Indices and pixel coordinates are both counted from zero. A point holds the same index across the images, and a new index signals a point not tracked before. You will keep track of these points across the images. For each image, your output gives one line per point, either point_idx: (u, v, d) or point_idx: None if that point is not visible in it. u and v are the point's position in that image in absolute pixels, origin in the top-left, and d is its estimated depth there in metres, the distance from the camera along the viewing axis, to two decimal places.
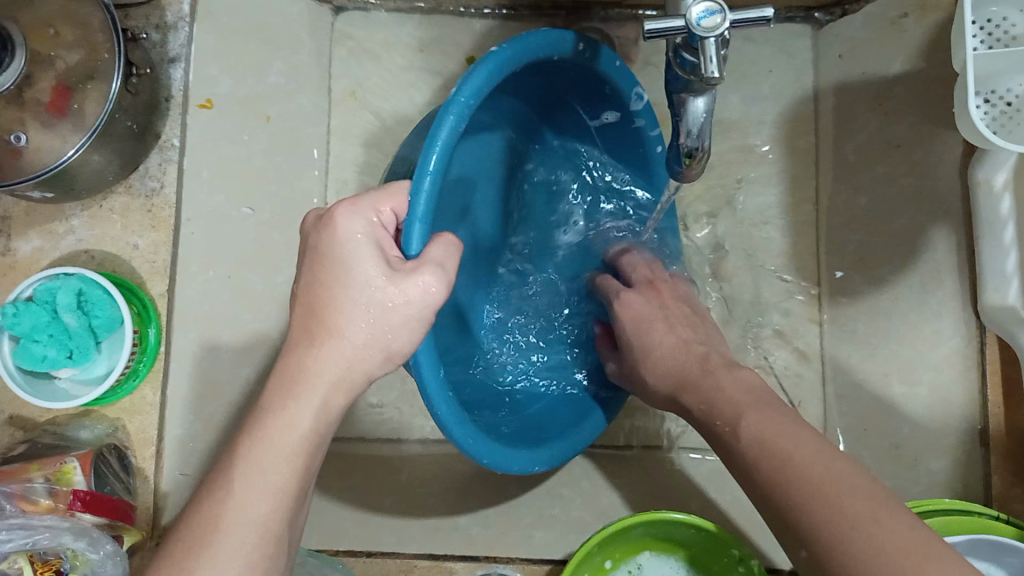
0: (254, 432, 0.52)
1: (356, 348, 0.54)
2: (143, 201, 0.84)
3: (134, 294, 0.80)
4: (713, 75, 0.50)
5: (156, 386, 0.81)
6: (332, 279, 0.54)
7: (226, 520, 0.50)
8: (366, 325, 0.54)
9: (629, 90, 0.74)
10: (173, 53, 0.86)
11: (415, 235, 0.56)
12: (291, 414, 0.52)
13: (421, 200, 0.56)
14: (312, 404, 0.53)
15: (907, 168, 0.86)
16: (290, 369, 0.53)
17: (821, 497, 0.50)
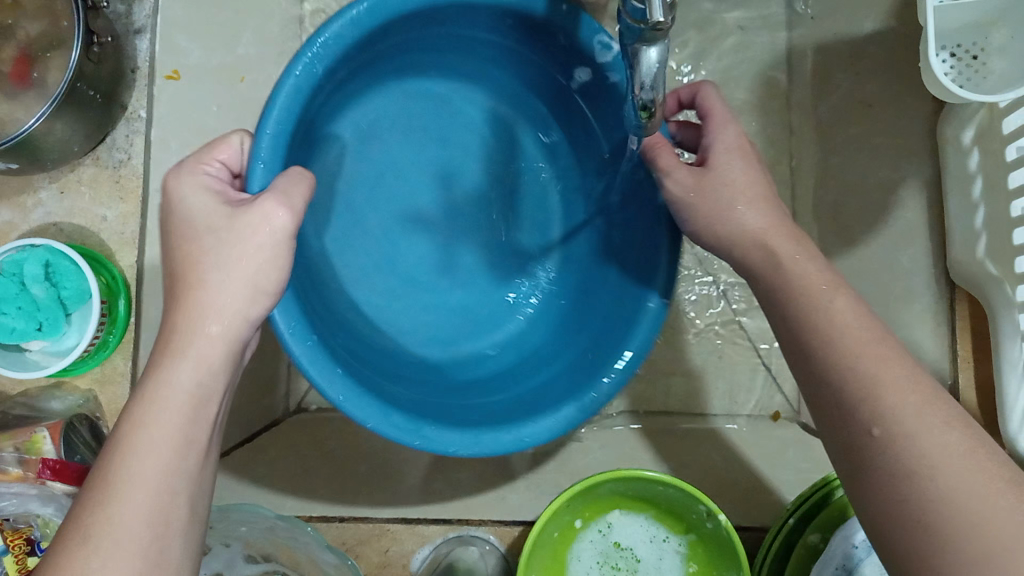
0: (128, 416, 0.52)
1: (190, 363, 0.53)
2: (111, 172, 0.85)
3: (103, 267, 0.80)
4: (659, 19, 0.50)
5: (127, 357, 0.81)
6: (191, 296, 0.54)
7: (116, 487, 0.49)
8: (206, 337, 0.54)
9: (587, 36, 0.68)
10: (138, 24, 0.88)
11: (257, 175, 0.60)
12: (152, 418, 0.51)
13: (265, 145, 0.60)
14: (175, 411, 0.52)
15: (880, 128, 0.88)
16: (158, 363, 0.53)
17: (920, 436, 0.49)
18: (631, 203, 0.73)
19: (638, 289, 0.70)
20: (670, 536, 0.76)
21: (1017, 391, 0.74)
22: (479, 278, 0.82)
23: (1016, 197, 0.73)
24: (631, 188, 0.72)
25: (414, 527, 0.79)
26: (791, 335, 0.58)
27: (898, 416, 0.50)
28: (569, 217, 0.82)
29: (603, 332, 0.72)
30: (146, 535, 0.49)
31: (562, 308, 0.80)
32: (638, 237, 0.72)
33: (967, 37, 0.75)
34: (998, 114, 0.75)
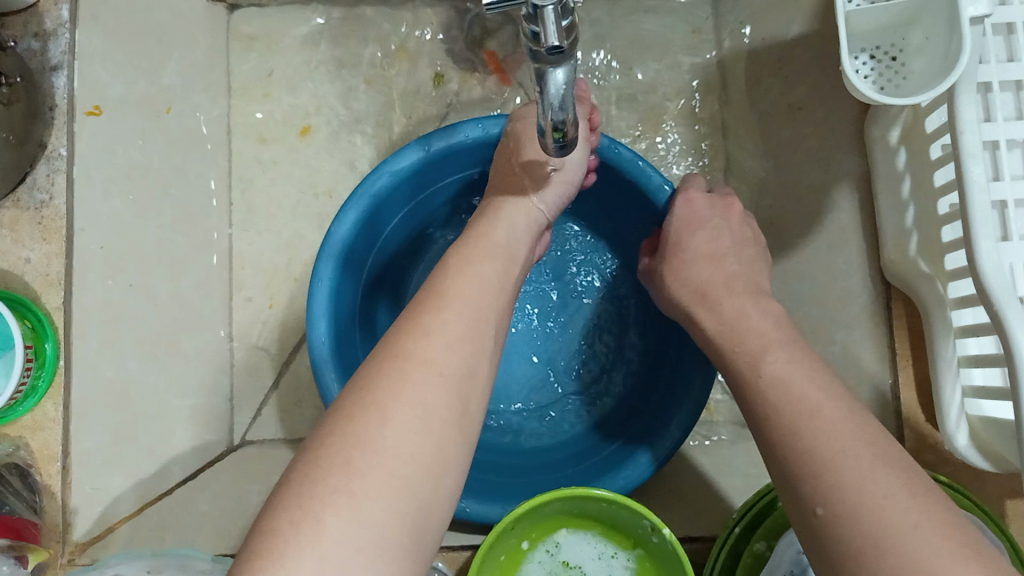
0: (374, 379, 0.46)
1: (429, 376, 0.46)
2: (32, 213, 0.83)
3: (26, 310, 0.78)
4: (555, 44, 0.49)
5: (57, 401, 0.80)
6: (418, 323, 0.50)
7: (362, 467, 0.42)
8: (442, 348, 0.49)
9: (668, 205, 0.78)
10: (55, 61, 0.86)
11: (376, 180, 0.75)
12: (406, 385, 0.46)
13: (395, 163, 0.76)
14: (421, 384, 0.46)
15: (811, 129, 0.90)
16: (394, 349, 0.48)
17: (873, 499, 0.45)
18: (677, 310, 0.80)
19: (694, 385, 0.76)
20: (618, 552, 0.75)
21: (953, 388, 0.74)
22: (543, 348, 0.90)
23: (941, 195, 0.73)
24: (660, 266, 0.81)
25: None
26: (738, 388, 0.60)
27: (824, 467, 0.49)
28: (606, 369, 0.89)
29: (647, 424, 0.80)
30: (364, 543, 0.40)
31: (597, 382, 0.89)
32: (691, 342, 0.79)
33: (885, 39, 0.76)
34: (920, 115, 0.75)
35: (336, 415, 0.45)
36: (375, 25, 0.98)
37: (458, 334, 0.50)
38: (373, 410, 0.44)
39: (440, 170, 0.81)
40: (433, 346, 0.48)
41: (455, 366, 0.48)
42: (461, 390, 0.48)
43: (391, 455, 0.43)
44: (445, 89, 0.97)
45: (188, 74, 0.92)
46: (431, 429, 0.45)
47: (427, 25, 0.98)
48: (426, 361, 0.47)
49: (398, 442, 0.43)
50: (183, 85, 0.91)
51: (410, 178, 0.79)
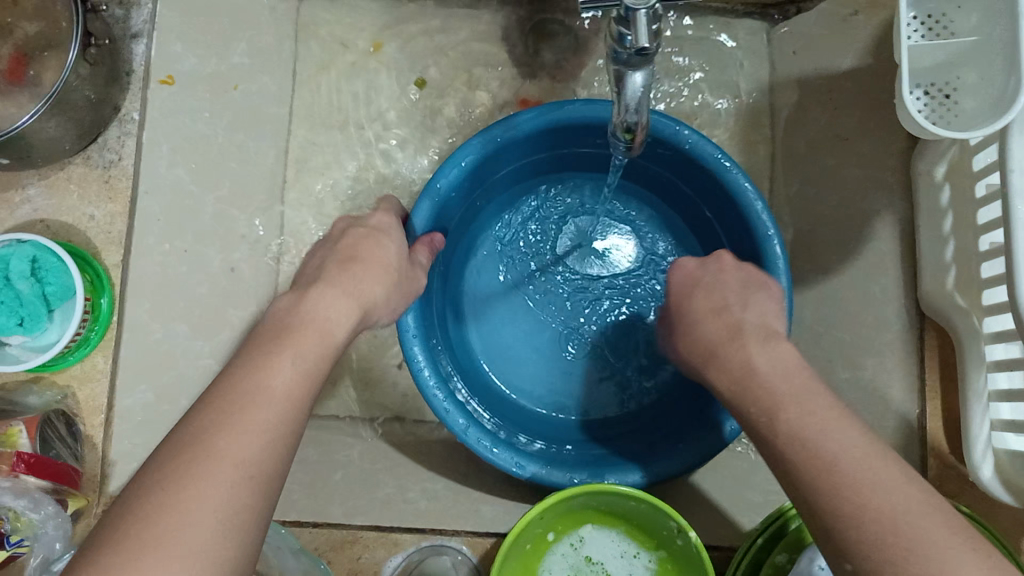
0: (218, 398, 0.45)
1: (263, 398, 0.46)
2: (100, 172, 0.85)
3: (87, 264, 0.81)
4: (643, 47, 0.52)
5: (107, 354, 0.82)
6: (261, 346, 0.49)
7: (189, 483, 0.41)
8: (281, 369, 0.48)
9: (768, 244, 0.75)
10: (135, 29, 0.89)
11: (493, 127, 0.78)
12: (245, 404, 0.45)
13: (518, 117, 0.78)
14: (254, 403, 0.45)
15: (856, 160, 0.91)
16: (235, 369, 0.48)
17: (888, 519, 0.44)
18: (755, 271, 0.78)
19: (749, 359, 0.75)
20: (640, 552, 0.77)
21: (981, 421, 0.76)
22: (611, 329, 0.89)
23: (983, 231, 0.75)
24: (738, 240, 0.80)
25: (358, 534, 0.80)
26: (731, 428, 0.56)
27: (838, 519, 0.45)
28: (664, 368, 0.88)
29: (698, 415, 0.79)
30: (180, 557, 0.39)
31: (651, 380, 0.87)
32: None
33: (940, 76, 0.78)
34: (970, 151, 0.77)
35: (177, 431, 0.44)
36: (436, 21, 1.01)
37: (282, 379, 0.47)
38: (200, 428, 0.44)
39: (555, 136, 0.82)
40: (273, 365, 0.48)
41: (267, 418, 0.45)
42: (271, 446, 0.45)
43: (216, 471, 0.42)
44: (500, 92, 1.00)
45: (256, 55, 0.94)
46: (255, 443, 0.44)
47: (487, 28, 1.01)
48: (261, 382, 0.46)
49: (224, 458, 0.42)
50: (252, 66, 0.93)
51: (525, 135, 0.80)
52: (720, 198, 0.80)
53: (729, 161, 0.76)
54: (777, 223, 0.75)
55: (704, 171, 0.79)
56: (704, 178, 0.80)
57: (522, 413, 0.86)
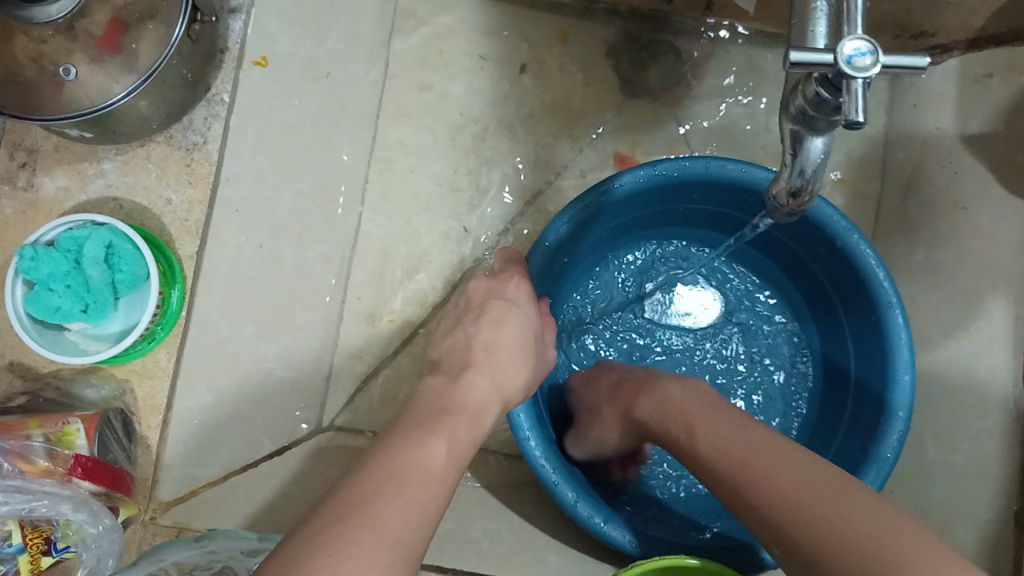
0: (380, 470, 0.46)
1: (420, 480, 0.47)
2: (183, 154, 0.80)
3: (161, 253, 0.75)
4: (853, 120, 0.47)
5: (171, 351, 0.77)
6: (421, 426, 0.51)
7: (347, 553, 0.40)
8: (431, 454, 0.49)
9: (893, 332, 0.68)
10: (234, 5, 0.85)
11: (625, 176, 0.71)
12: (407, 487, 0.46)
13: (646, 169, 0.72)
14: (417, 489, 0.46)
15: (972, 230, 0.85)
16: (389, 448, 0.49)
17: None
18: (873, 342, 0.71)
19: (873, 425, 0.69)
20: None
21: None
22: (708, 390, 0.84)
23: None
24: (855, 305, 0.73)
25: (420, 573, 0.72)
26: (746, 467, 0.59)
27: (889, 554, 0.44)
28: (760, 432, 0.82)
29: None
30: None
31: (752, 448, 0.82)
32: (874, 369, 0.71)
33: None
34: None
35: (340, 496, 0.44)
36: (539, 26, 0.95)
37: (436, 461, 0.49)
38: (362, 498, 0.44)
39: (682, 191, 0.77)
40: (431, 453, 0.49)
41: (419, 498, 0.46)
42: (422, 522, 0.45)
43: (375, 547, 0.41)
44: (601, 109, 0.95)
45: (352, 42, 0.89)
46: (408, 519, 0.44)
47: (596, 41, 0.96)
48: (421, 466, 0.47)
49: (377, 536, 0.42)
50: (347, 54, 0.88)
51: (651, 186, 0.73)
52: (842, 271, 0.73)
53: (850, 224, 0.70)
54: (899, 292, 0.68)
55: (827, 242, 0.72)
56: (825, 247, 0.73)
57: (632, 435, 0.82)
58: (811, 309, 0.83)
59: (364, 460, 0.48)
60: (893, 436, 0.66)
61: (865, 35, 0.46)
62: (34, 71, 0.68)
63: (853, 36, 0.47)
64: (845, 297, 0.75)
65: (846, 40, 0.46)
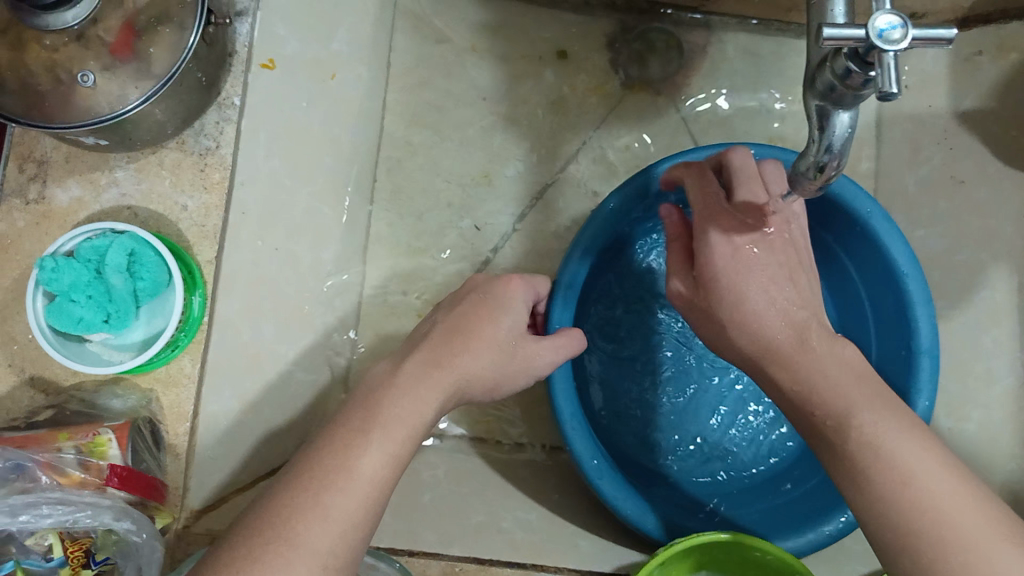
0: (313, 479, 0.46)
1: (346, 495, 0.45)
2: (196, 158, 0.80)
3: (180, 259, 0.74)
4: (889, 92, 0.47)
5: (196, 357, 0.76)
6: (361, 424, 0.50)
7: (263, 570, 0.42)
8: (367, 461, 0.47)
9: (894, 247, 0.71)
10: (240, 7, 0.84)
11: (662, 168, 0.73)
12: (325, 502, 0.45)
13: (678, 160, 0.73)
14: (343, 501, 0.45)
15: (971, 206, 0.89)
16: (314, 460, 0.47)
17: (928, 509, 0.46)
18: (878, 262, 0.73)
19: (902, 342, 0.71)
20: None
21: None
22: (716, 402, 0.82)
23: None
24: (859, 246, 0.75)
25: (457, 567, 0.73)
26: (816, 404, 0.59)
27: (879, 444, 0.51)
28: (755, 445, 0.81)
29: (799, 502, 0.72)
30: None
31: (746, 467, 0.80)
32: (894, 322, 0.73)
33: None
34: None
35: (261, 515, 0.45)
36: (538, 20, 0.96)
37: (366, 470, 0.47)
38: (284, 519, 0.44)
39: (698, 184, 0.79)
40: (363, 459, 0.47)
41: (345, 507, 0.45)
42: (346, 541, 0.44)
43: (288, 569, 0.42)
44: (602, 99, 0.96)
45: (356, 43, 0.89)
46: (326, 539, 0.44)
47: (595, 34, 0.97)
48: (348, 477, 0.46)
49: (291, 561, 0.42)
50: (350, 52, 0.88)
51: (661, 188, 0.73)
52: (829, 214, 0.77)
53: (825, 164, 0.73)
54: (878, 204, 0.72)
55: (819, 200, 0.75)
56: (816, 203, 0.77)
57: (644, 436, 0.81)
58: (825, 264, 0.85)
59: (289, 476, 0.47)
60: (927, 329, 0.69)
61: (895, 9, 0.47)
62: (48, 81, 0.67)
63: (885, 11, 0.48)
64: (855, 253, 0.76)
65: (876, 15, 0.47)
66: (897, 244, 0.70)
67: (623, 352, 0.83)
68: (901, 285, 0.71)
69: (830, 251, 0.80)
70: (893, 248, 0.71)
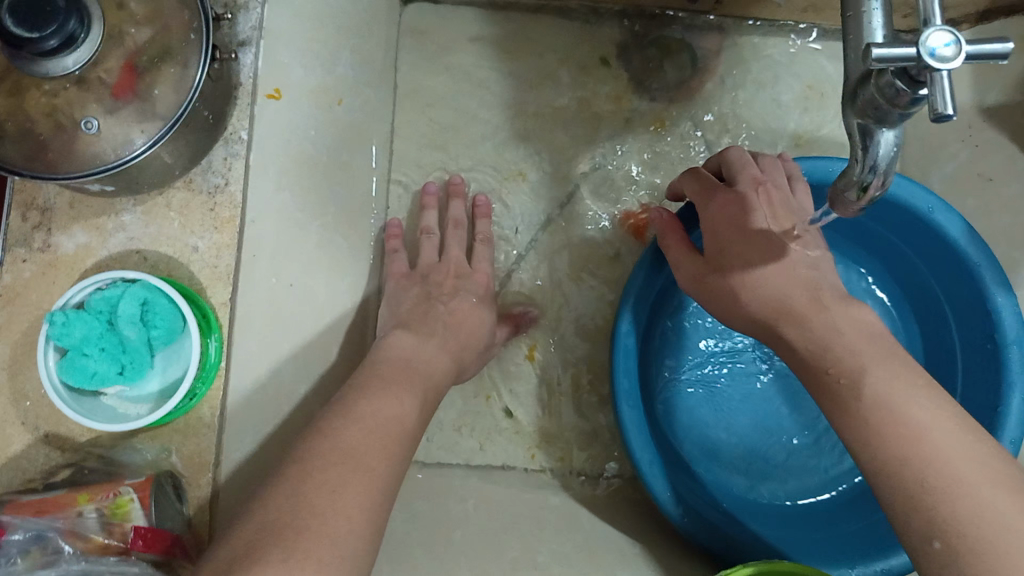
0: (339, 426, 0.59)
1: (373, 422, 0.60)
2: (205, 198, 0.74)
3: (194, 303, 0.71)
4: (943, 113, 0.45)
5: (215, 405, 0.72)
6: (384, 369, 0.70)
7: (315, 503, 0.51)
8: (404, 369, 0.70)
9: (971, 251, 0.76)
10: (243, 36, 0.76)
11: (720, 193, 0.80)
12: (350, 437, 0.58)
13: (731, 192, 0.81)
14: (363, 436, 0.58)
15: (1000, 203, 0.86)
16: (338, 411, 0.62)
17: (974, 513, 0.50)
18: (934, 261, 0.83)
19: (987, 333, 0.77)
20: None
21: None
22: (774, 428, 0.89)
23: None
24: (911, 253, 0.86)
25: None
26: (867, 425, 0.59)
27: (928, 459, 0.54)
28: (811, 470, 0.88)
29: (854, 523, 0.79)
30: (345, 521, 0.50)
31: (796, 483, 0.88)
32: (975, 316, 0.78)
33: None
34: None
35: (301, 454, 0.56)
36: (546, 33, 0.96)
37: (385, 413, 0.62)
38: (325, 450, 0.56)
39: None
40: (374, 400, 0.64)
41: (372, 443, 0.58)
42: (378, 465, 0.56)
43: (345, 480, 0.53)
44: (610, 112, 0.96)
45: (361, 66, 0.88)
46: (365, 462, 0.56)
47: (604, 43, 0.96)
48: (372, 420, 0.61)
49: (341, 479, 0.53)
50: (357, 77, 0.88)
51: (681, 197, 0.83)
52: (911, 223, 0.81)
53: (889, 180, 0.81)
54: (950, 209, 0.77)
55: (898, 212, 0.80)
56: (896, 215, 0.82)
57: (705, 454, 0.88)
58: (898, 270, 0.90)
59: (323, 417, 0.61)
60: (1010, 317, 0.74)
61: (947, 25, 0.44)
62: (48, 126, 0.64)
63: (936, 27, 0.45)
64: (925, 258, 0.84)
65: (928, 32, 0.44)
66: (974, 248, 0.76)
67: (687, 374, 0.90)
68: (962, 282, 0.79)
69: (907, 260, 0.87)
70: (970, 252, 0.76)
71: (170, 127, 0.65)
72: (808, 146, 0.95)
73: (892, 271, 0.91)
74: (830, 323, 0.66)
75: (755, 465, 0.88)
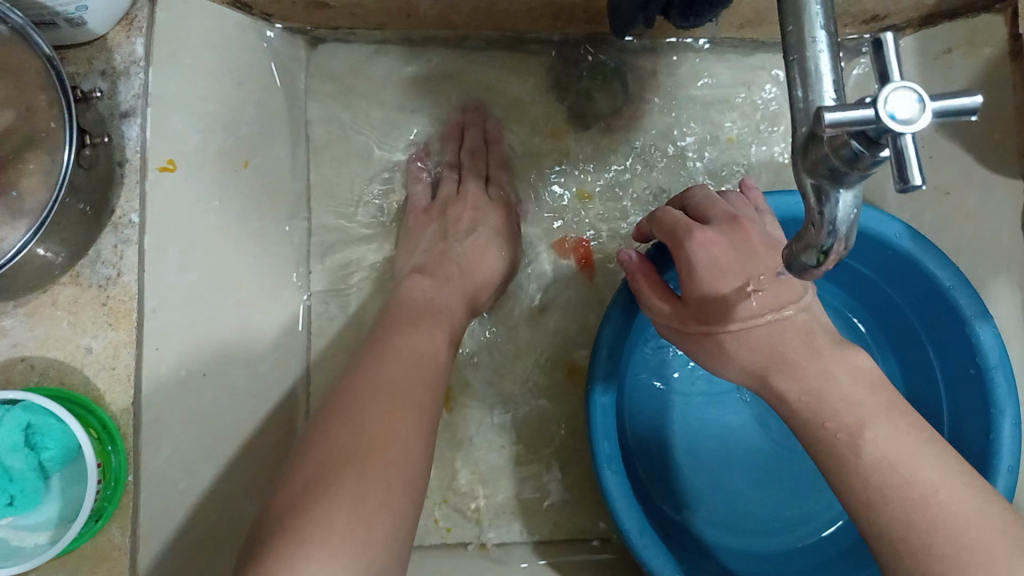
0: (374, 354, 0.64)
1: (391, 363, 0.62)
2: (96, 291, 0.66)
3: (91, 415, 0.63)
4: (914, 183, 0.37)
5: (125, 525, 0.63)
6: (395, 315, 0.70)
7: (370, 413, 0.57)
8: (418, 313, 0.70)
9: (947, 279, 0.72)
10: (126, 106, 0.67)
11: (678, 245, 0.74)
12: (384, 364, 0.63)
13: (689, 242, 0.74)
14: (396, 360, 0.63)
15: (960, 216, 0.81)
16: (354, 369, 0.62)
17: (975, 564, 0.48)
18: (904, 288, 0.78)
19: (968, 360, 0.73)
20: None
21: None
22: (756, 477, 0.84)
23: None
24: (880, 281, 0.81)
25: None
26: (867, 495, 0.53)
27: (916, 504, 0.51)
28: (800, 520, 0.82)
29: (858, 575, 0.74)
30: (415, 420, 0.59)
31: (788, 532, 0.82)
32: (954, 343, 0.74)
33: None
34: None
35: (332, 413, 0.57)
36: (469, 68, 0.90)
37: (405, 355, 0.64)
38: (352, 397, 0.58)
39: None
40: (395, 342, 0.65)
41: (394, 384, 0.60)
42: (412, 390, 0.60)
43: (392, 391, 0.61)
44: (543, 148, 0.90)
45: (267, 121, 0.82)
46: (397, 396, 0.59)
47: (529, 74, 0.91)
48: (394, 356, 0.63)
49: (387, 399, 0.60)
50: (261, 135, 0.81)
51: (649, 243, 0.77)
52: (881, 252, 0.76)
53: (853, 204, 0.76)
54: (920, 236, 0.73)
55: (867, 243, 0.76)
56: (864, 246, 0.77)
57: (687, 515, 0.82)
58: (866, 300, 0.85)
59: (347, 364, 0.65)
60: (990, 345, 0.70)
61: (906, 80, 0.37)
62: None
63: (895, 82, 0.37)
64: (896, 285, 0.79)
65: (886, 88, 0.37)
66: (949, 276, 0.72)
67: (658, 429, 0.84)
68: (936, 308, 0.75)
69: (878, 288, 0.82)
70: (945, 279, 0.72)
71: (36, 229, 0.56)
72: (756, 169, 0.90)
73: (861, 298, 0.86)
74: (792, 378, 0.60)
75: (743, 521, 0.82)
